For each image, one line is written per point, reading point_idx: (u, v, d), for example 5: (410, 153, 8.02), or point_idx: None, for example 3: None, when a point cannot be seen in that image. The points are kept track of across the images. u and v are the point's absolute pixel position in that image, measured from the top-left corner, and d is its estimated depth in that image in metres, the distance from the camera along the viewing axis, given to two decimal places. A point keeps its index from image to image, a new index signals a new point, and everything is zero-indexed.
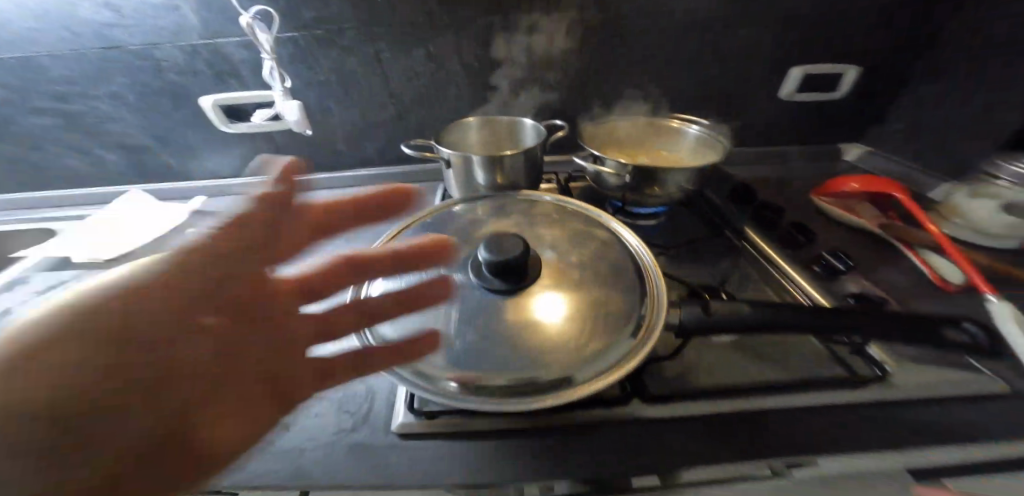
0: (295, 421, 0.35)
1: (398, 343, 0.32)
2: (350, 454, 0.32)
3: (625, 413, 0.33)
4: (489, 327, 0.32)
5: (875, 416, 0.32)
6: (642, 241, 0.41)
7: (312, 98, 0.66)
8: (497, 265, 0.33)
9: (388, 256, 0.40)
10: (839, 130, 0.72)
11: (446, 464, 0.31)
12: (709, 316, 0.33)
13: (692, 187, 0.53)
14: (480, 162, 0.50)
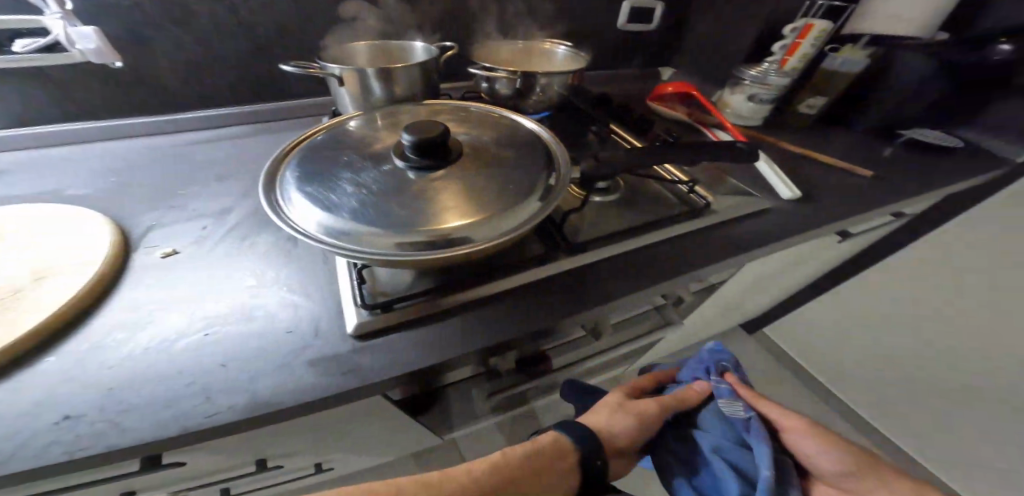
0: (231, 355, 0.32)
1: (330, 223, 0.32)
2: (318, 366, 0.32)
3: (555, 268, 0.41)
4: (421, 197, 0.34)
5: (707, 234, 0.47)
6: (538, 124, 0.48)
7: (120, 25, 0.52)
8: (421, 143, 0.35)
9: (295, 167, 0.38)
10: (656, 55, 0.92)
11: (419, 348, 0.34)
12: (600, 164, 0.43)
13: (567, 92, 0.62)
14: (374, 74, 0.49)
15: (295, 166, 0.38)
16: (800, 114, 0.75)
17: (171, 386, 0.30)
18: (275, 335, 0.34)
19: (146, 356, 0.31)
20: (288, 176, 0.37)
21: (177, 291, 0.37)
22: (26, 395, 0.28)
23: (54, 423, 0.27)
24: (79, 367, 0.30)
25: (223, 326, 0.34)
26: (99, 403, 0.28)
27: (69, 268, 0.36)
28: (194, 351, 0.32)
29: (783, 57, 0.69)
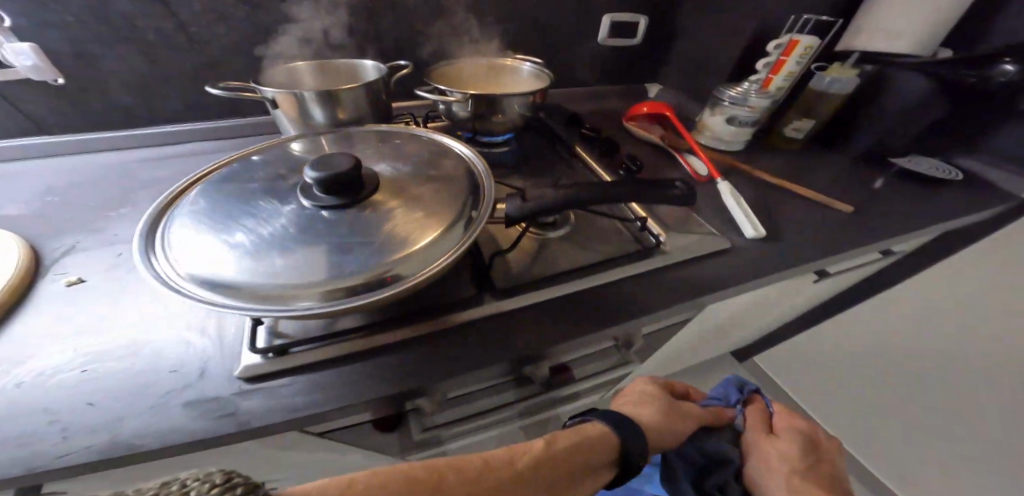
0: (104, 393, 0.30)
1: (214, 274, 0.29)
2: (192, 406, 0.29)
3: (479, 311, 0.38)
4: (314, 242, 0.31)
5: (655, 274, 0.43)
6: (473, 149, 0.45)
7: (66, 43, 0.52)
8: (325, 183, 0.33)
9: (196, 203, 0.35)
10: (643, 70, 0.88)
11: (307, 394, 0.31)
12: (527, 203, 0.36)
13: (529, 113, 0.59)
14: (313, 98, 0.47)
15: (192, 204, 0.35)
16: (786, 136, 0.71)
17: (28, 425, 0.27)
18: (159, 373, 0.31)
19: (17, 388, 0.29)
20: (186, 213, 0.34)
21: (74, 318, 0.35)
22: None
23: None
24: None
25: (106, 357, 0.32)
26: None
27: None
28: (68, 386, 0.30)
29: (771, 75, 0.68)
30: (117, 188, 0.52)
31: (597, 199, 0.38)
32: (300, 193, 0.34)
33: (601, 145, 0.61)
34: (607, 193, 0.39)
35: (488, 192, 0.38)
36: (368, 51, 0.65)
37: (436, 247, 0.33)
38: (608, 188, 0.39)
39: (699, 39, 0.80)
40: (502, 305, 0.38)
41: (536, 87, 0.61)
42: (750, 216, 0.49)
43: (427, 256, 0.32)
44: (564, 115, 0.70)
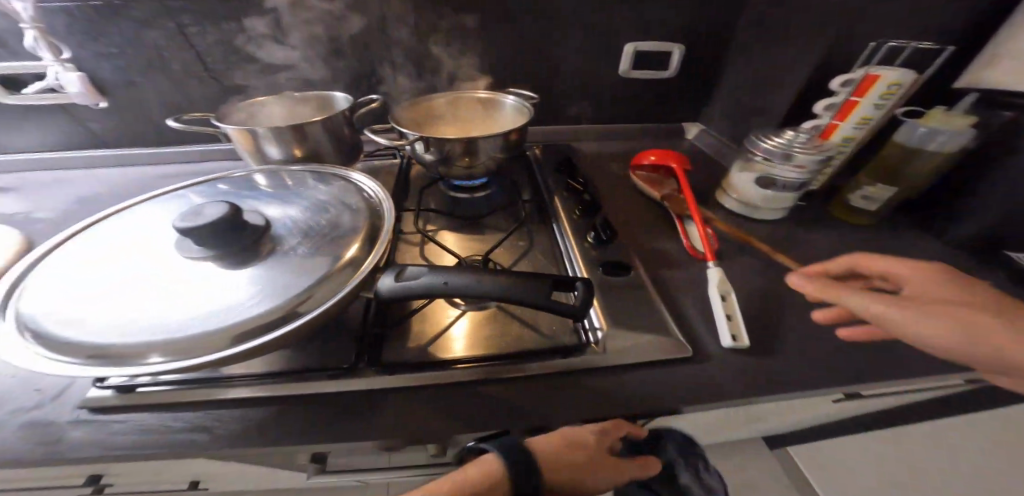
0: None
1: (56, 327, 0.27)
2: (22, 432, 0.29)
3: (359, 383, 0.34)
4: (174, 296, 0.28)
5: (577, 377, 0.36)
6: (388, 193, 0.41)
7: (111, 71, 0.57)
8: (196, 233, 0.30)
9: (82, 243, 0.34)
10: (678, 108, 0.77)
11: (132, 434, 0.29)
12: (398, 283, 0.31)
13: (503, 157, 0.54)
14: (266, 135, 0.46)
15: (80, 247, 0.33)
16: (851, 204, 0.56)
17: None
18: (24, 391, 0.31)
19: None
20: (66, 252, 0.33)
21: None
22: None
23: None
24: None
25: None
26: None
27: None
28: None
29: (833, 120, 0.53)
30: (114, 194, 0.56)
31: (460, 292, 0.30)
32: (179, 242, 0.32)
33: (579, 200, 0.54)
34: (472, 288, 0.30)
35: (382, 244, 0.34)
36: (367, 83, 0.64)
37: (302, 306, 0.29)
38: (473, 281, 0.31)
39: (749, 77, 0.67)
40: (381, 379, 0.34)
41: (517, 124, 0.55)
42: (737, 320, 0.41)
43: (292, 314, 0.28)
44: (555, 162, 0.65)
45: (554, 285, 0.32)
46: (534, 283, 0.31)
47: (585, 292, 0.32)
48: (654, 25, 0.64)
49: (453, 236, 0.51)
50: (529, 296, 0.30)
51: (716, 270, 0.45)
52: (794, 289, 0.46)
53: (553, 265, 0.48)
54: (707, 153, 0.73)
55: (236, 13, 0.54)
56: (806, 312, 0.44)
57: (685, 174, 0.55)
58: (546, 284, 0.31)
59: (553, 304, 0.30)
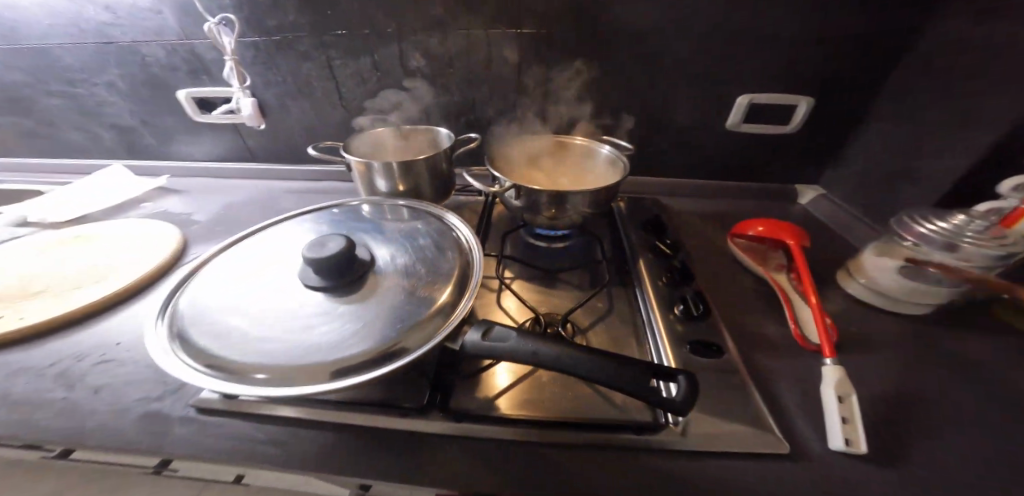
0: (113, 387, 0.36)
1: (195, 333, 0.31)
2: (143, 421, 0.33)
3: (425, 423, 0.34)
4: (287, 322, 0.32)
5: (653, 463, 0.33)
6: (479, 239, 0.42)
7: (269, 96, 0.66)
8: (315, 266, 0.34)
9: (227, 255, 0.40)
10: (794, 168, 0.68)
11: (225, 439, 0.33)
12: (484, 341, 0.31)
13: (592, 212, 0.53)
14: (379, 169, 0.51)
15: (224, 258, 0.39)
16: None
17: (57, 395, 0.35)
18: (151, 379, 0.37)
19: (79, 361, 0.38)
20: (214, 261, 0.39)
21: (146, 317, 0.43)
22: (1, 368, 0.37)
23: None
24: (45, 353, 0.39)
25: (136, 355, 0.39)
26: (21, 391, 0.35)
27: (114, 275, 0.46)
28: (101, 371, 0.37)
29: (1023, 203, 0.38)
30: (253, 206, 0.66)
31: (545, 365, 0.29)
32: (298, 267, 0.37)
33: (669, 267, 0.50)
34: (561, 359, 0.29)
35: (468, 297, 0.35)
36: (467, 121, 0.67)
37: (388, 354, 0.30)
38: (564, 354, 0.29)
39: (897, 141, 0.56)
40: (447, 425, 0.34)
41: (608, 179, 0.54)
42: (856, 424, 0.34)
43: (377, 360, 0.30)
44: (642, 217, 0.61)
45: (651, 373, 0.29)
46: (625, 363, 0.29)
47: (686, 390, 0.28)
48: (785, 72, 0.57)
49: (528, 288, 0.50)
50: (624, 379, 0.28)
51: (833, 367, 0.37)
52: (954, 415, 0.36)
53: (632, 335, 0.44)
54: (826, 224, 0.63)
55: (371, 50, 0.60)
56: (959, 435, 0.35)
57: (802, 252, 0.47)
58: (642, 369, 0.29)
59: (649, 394, 0.28)
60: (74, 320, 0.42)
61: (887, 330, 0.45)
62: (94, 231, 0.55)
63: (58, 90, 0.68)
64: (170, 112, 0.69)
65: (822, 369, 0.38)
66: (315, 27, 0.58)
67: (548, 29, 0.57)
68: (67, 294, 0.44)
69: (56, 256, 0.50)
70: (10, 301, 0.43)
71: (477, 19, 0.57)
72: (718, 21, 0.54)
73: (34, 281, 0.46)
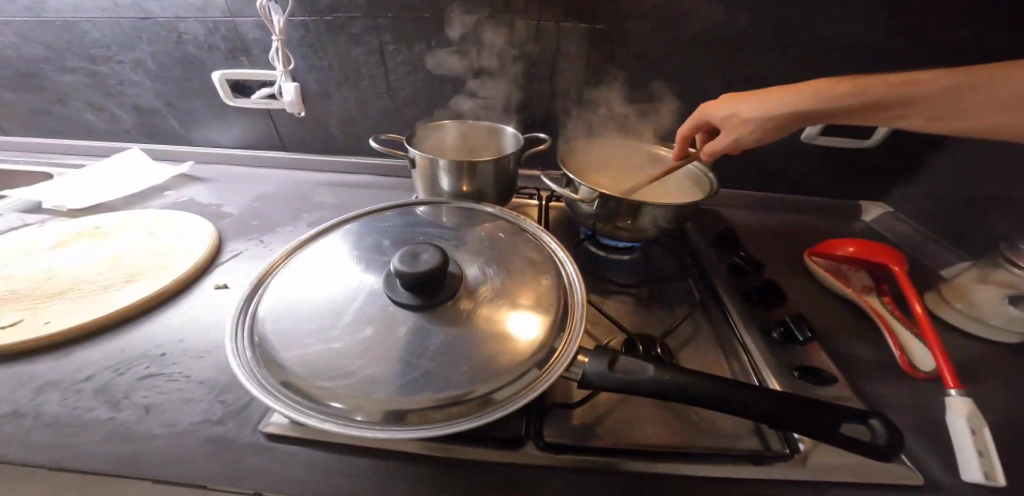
0: (166, 405, 0.30)
1: (271, 350, 0.28)
2: (207, 450, 0.28)
3: (522, 457, 0.30)
4: (379, 344, 0.28)
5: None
6: (575, 260, 0.38)
7: (312, 82, 0.61)
8: (409, 282, 0.30)
9: (297, 258, 0.36)
10: (856, 183, 0.66)
11: (307, 471, 0.27)
12: (612, 372, 0.27)
13: (671, 225, 0.48)
14: (445, 167, 0.47)
15: (300, 261, 0.36)
16: None
17: (101, 416, 0.29)
18: (208, 398, 0.31)
19: (120, 374, 0.32)
20: (285, 265, 0.36)
21: (193, 321, 0.38)
22: (22, 383, 0.31)
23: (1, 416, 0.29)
24: (78, 364, 0.33)
25: (187, 369, 0.33)
26: (54, 410, 0.29)
27: (151, 274, 0.41)
28: (149, 386, 0.31)
29: None
30: (290, 199, 0.61)
31: (695, 402, 0.25)
32: (381, 275, 0.33)
33: (757, 286, 0.46)
34: (729, 399, 0.25)
35: (575, 331, 0.31)
36: (524, 120, 0.64)
37: (489, 395, 0.27)
38: (731, 388, 0.25)
39: (979, 159, 0.55)
40: (548, 459, 0.30)
41: (691, 195, 0.56)
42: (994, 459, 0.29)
43: (478, 402, 0.27)
44: (712, 232, 0.58)
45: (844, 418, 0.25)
46: (776, 396, 0.25)
47: (885, 432, 0.25)
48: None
49: (605, 304, 0.46)
50: (795, 418, 0.24)
51: (962, 398, 0.31)
52: None
53: (726, 360, 0.39)
54: (894, 242, 0.62)
55: (430, 37, 0.56)
56: None
57: (908, 277, 0.43)
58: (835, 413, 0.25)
59: (845, 440, 0.24)
60: (102, 328, 0.36)
61: (997, 353, 0.41)
62: (115, 222, 0.49)
63: (75, 66, 0.62)
64: (201, 95, 0.64)
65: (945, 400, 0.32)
66: (374, 9, 0.54)
67: (623, 25, 0.54)
68: (100, 295, 0.38)
69: (76, 249, 0.44)
70: (29, 302, 0.37)
71: (550, 11, 0.53)
72: (808, 25, 0.51)
73: (57, 279, 0.40)
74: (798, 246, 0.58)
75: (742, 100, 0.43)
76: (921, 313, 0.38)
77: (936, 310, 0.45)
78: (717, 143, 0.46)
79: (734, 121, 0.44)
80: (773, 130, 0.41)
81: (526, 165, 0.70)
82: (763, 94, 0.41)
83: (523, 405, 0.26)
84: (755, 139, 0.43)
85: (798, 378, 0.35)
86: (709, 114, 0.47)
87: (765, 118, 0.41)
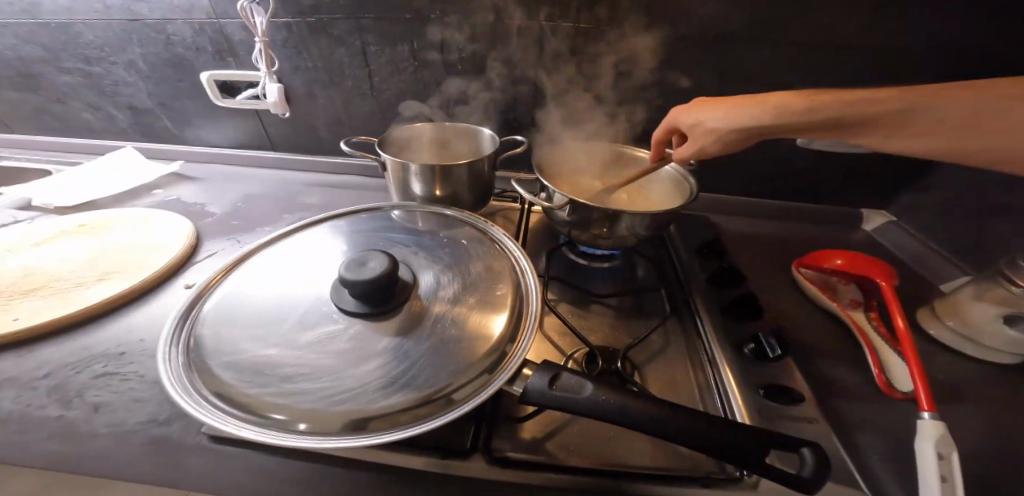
0: (114, 405, 0.32)
1: (214, 362, 0.28)
2: (147, 450, 0.29)
3: (466, 470, 0.29)
4: (319, 353, 0.28)
5: None
6: (533, 265, 0.38)
7: (296, 83, 0.61)
8: (355, 291, 0.30)
9: (245, 265, 0.36)
10: (857, 190, 0.63)
11: (248, 474, 0.28)
12: (552, 391, 0.27)
13: (649, 234, 0.47)
14: (417, 172, 0.47)
15: (246, 269, 0.35)
16: None
17: (52, 414, 0.31)
18: (157, 398, 0.32)
19: (77, 373, 0.34)
20: (228, 275, 0.35)
21: (158, 321, 0.40)
22: None
23: None
24: (40, 362, 0.35)
25: (142, 369, 0.35)
26: (8, 407, 0.31)
27: (123, 273, 0.42)
28: (102, 386, 0.33)
29: None
30: (274, 198, 0.62)
31: (635, 424, 0.25)
32: (333, 285, 0.33)
33: (734, 298, 0.44)
34: (655, 422, 0.24)
35: (525, 340, 0.31)
36: (509, 122, 0.63)
37: (438, 402, 0.27)
38: (667, 413, 0.25)
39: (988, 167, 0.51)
40: (492, 472, 0.29)
41: (674, 202, 0.54)
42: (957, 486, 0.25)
43: (426, 411, 0.26)
44: (697, 240, 0.56)
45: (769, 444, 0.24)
46: (711, 418, 0.24)
47: (814, 464, 0.24)
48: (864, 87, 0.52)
49: (575, 313, 0.45)
50: (730, 446, 0.23)
51: (933, 421, 0.28)
52: None
53: (694, 375, 0.38)
54: (893, 253, 0.59)
55: (410, 38, 0.56)
56: None
57: (893, 292, 0.41)
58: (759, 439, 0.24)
59: (767, 468, 0.23)
60: (67, 326, 0.37)
61: (989, 376, 0.39)
62: (98, 220, 0.50)
63: (73, 67, 0.64)
64: (191, 95, 0.65)
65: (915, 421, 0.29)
66: (354, 9, 0.53)
67: (606, 25, 0.52)
68: (70, 294, 0.40)
69: (58, 247, 0.46)
70: (4, 298, 0.39)
71: (530, 11, 0.52)
72: (800, 25, 0.49)
73: (34, 276, 0.42)
74: (787, 257, 0.56)
75: (707, 108, 0.42)
76: (903, 332, 0.36)
77: (929, 328, 0.43)
78: (681, 151, 0.45)
79: (698, 130, 0.43)
80: (735, 142, 0.41)
81: (512, 167, 0.69)
82: (726, 105, 0.40)
83: (465, 415, 0.26)
84: (716, 149, 0.42)
85: (765, 397, 0.32)
86: (677, 120, 0.45)
87: (724, 130, 0.40)
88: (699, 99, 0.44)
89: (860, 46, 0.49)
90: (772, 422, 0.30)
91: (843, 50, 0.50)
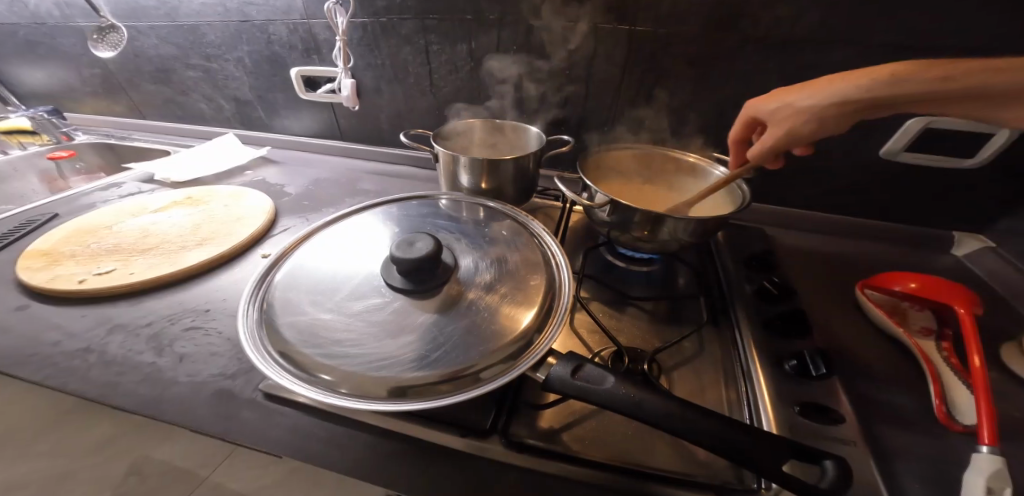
0: (194, 357, 0.38)
1: (279, 322, 0.32)
2: (214, 398, 0.34)
3: (482, 449, 0.31)
4: (365, 324, 0.32)
5: None
6: (570, 262, 0.39)
7: (368, 79, 0.67)
8: (406, 269, 0.33)
9: (311, 240, 0.41)
10: (946, 209, 0.56)
11: (285, 431, 0.32)
12: (573, 379, 0.28)
13: (692, 241, 0.45)
14: (465, 165, 0.50)
15: (313, 242, 0.40)
16: None
17: (147, 359, 0.37)
18: (228, 353, 0.38)
19: (172, 324, 0.41)
20: (299, 245, 0.40)
21: (237, 285, 0.46)
22: (102, 322, 0.41)
23: (82, 349, 0.38)
24: (144, 312, 0.42)
25: (220, 326, 0.41)
26: (115, 350, 0.38)
27: (216, 240, 0.50)
28: (188, 338, 0.40)
29: None
30: (340, 183, 0.68)
31: (642, 418, 0.25)
32: (384, 264, 0.36)
33: (782, 315, 0.41)
34: (668, 419, 0.25)
35: (552, 332, 0.32)
36: (558, 121, 0.64)
37: (466, 379, 0.29)
38: (682, 415, 0.25)
39: None
40: (505, 455, 0.31)
41: (722, 208, 0.53)
42: None
43: (454, 387, 0.29)
44: (747, 252, 0.54)
45: (791, 457, 0.24)
46: (730, 426, 0.25)
47: (836, 473, 0.24)
48: None
49: (605, 312, 0.45)
50: (742, 452, 0.24)
51: (990, 455, 0.26)
52: None
53: (724, 390, 0.37)
54: (982, 285, 0.52)
55: (470, 37, 0.59)
56: None
57: (972, 322, 0.36)
58: (782, 452, 0.24)
59: (793, 482, 0.23)
60: (166, 284, 0.45)
61: None
62: (200, 195, 0.60)
63: (195, 64, 0.76)
64: (282, 89, 0.74)
65: (971, 454, 0.27)
66: (424, 11, 0.57)
67: (666, 24, 0.51)
68: (174, 254, 0.48)
69: (172, 214, 0.55)
70: (125, 255, 0.47)
71: (588, 13, 0.53)
72: (889, 24, 0.44)
73: (147, 238, 0.50)
74: (848, 279, 0.52)
75: (795, 92, 0.39)
76: (978, 367, 0.32)
77: (1011, 363, 0.38)
78: (763, 141, 0.42)
79: (784, 112, 0.40)
80: (830, 118, 0.37)
81: (558, 166, 0.70)
82: (823, 82, 0.37)
83: (490, 391, 0.28)
84: (811, 129, 0.38)
85: (799, 415, 0.31)
86: (759, 108, 0.43)
87: (823, 104, 0.37)
88: (783, 89, 0.42)
89: (967, 44, 0.43)
90: (803, 440, 0.29)
91: (942, 52, 0.44)
